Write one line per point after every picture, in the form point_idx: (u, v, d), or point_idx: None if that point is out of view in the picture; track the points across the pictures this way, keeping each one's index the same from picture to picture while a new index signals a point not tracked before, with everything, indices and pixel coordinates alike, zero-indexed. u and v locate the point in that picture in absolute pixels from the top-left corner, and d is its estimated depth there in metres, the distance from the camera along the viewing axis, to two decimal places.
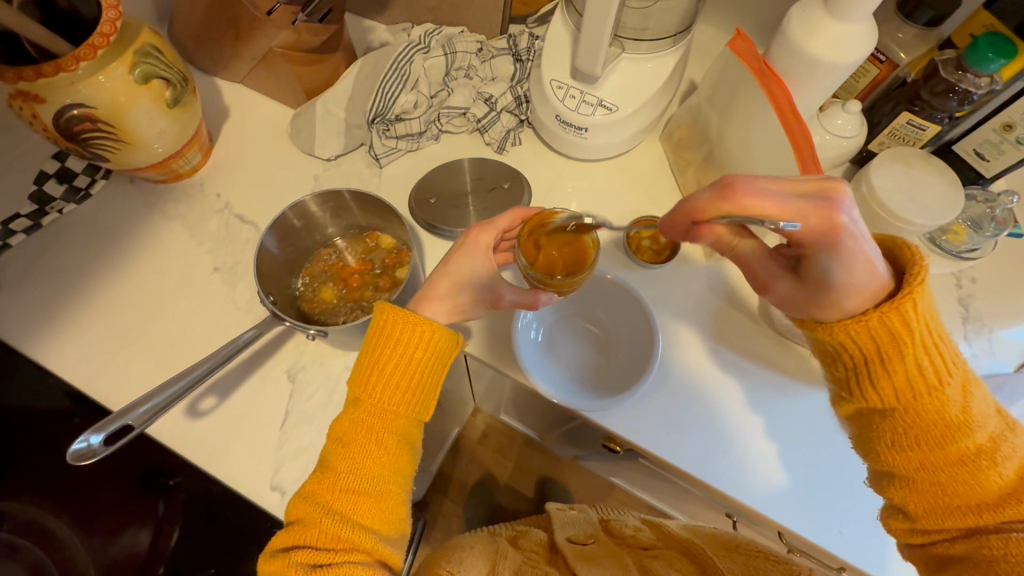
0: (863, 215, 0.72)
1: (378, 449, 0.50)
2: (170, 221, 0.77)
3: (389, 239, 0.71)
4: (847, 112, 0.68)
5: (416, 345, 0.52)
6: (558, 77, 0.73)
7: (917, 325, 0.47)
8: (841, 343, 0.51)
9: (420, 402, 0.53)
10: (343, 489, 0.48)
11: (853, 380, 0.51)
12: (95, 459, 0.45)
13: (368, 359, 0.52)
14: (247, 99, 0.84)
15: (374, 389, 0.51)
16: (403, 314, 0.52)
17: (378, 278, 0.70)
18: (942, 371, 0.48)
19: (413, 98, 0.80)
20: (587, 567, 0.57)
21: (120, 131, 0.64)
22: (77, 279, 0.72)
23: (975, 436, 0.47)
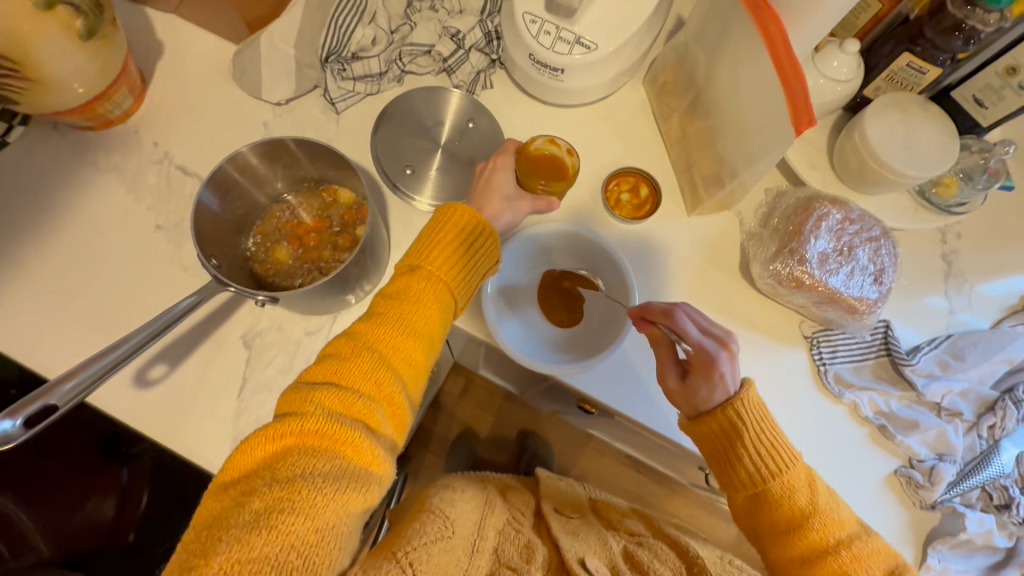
0: (853, 166, 0.68)
1: (422, 315, 0.50)
2: (104, 173, 0.69)
3: (348, 194, 0.65)
4: (843, 52, 0.63)
5: (472, 235, 0.55)
6: (532, 10, 0.66)
7: (738, 427, 0.53)
8: (701, 435, 0.55)
9: (454, 305, 0.54)
10: (384, 350, 0.47)
11: (722, 474, 0.55)
12: (14, 443, 0.39)
13: (427, 237, 0.54)
14: (182, 32, 0.74)
15: (425, 274, 0.52)
16: (469, 215, 0.56)
17: (337, 235, 0.65)
18: (780, 463, 0.52)
19: (371, 32, 0.70)
20: (570, 539, 0.58)
21: (28, 67, 0.56)
22: (1, 239, 0.65)
23: (824, 531, 0.50)
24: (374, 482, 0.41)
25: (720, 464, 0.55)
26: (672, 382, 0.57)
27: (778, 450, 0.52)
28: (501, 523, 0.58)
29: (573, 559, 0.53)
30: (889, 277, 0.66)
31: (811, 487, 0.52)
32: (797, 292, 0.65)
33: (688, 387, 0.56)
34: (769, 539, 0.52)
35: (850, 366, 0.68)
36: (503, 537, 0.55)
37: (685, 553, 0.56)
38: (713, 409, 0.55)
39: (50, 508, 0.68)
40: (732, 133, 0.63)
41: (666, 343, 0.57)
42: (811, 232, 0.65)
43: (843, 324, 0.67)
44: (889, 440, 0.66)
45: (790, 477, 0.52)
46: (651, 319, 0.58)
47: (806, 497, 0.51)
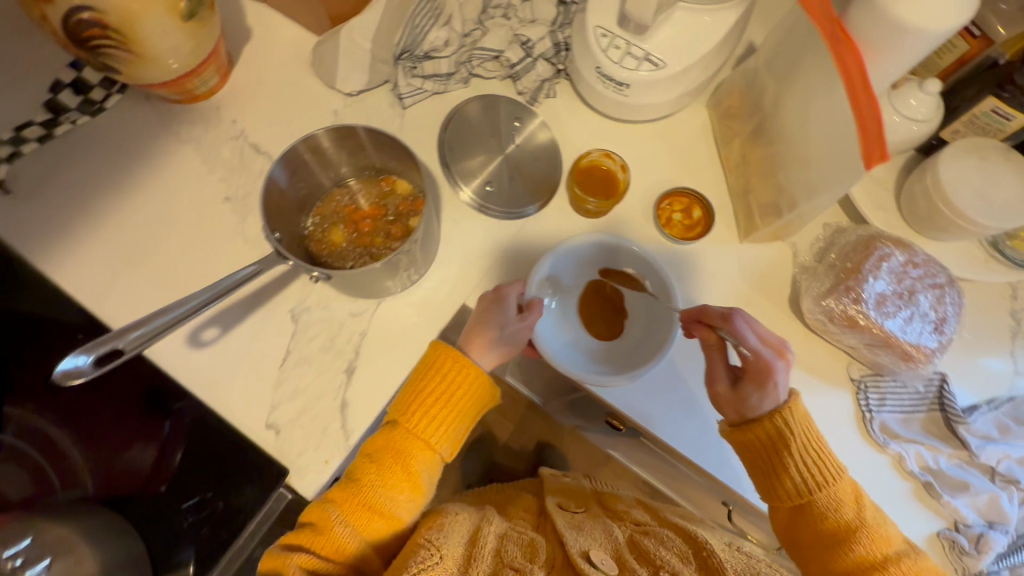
0: (922, 209, 0.65)
1: (399, 471, 0.56)
2: (184, 144, 0.74)
3: (405, 184, 0.68)
4: (922, 92, 0.61)
5: (462, 385, 0.58)
6: (604, 23, 0.66)
7: (787, 436, 0.54)
8: (746, 444, 0.55)
9: (476, 397, 0.59)
10: (409, 425, 0.57)
11: (767, 486, 0.55)
12: (82, 380, 0.42)
13: (416, 385, 0.58)
14: (269, 20, 0.79)
15: (436, 369, 0.58)
16: (455, 358, 0.59)
17: (391, 223, 0.67)
18: (826, 474, 0.53)
19: (444, 35, 0.72)
20: (575, 533, 0.59)
21: (133, 42, 0.60)
22: (88, 194, 0.71)
23: (868, 544, 0.51)
24: (410, 517, 0.57)
25: (764, 475, 0.55)
26: (719, 388, 0.57)
27: (823, 465, 0.53)
28: (502, 529, 0.57)
29: (576, 553, 0.54)
30: (951, 327, 0.63)
31: (857, 503, 0.52)
32: (849, 332, 0.63)
33: (739, 393, 0.56)
34: (813, 552, 0.52)
35: (898, 417, 0.65)
36: (504, 540, 0.55)
37: (692, 539, 0.57)
38: (758, 420, 0.55)
39: None
40: (795, 163, 0.62)
41: (718, 347, 0.58)
42: (870, 271, 0.63)
43: (894, 371, 0.64)
44: (934, 498, 0.62)
45: (835, 489, 0.53)
46: (707, 322, 0.58)
47: (850, 511, 0.52)
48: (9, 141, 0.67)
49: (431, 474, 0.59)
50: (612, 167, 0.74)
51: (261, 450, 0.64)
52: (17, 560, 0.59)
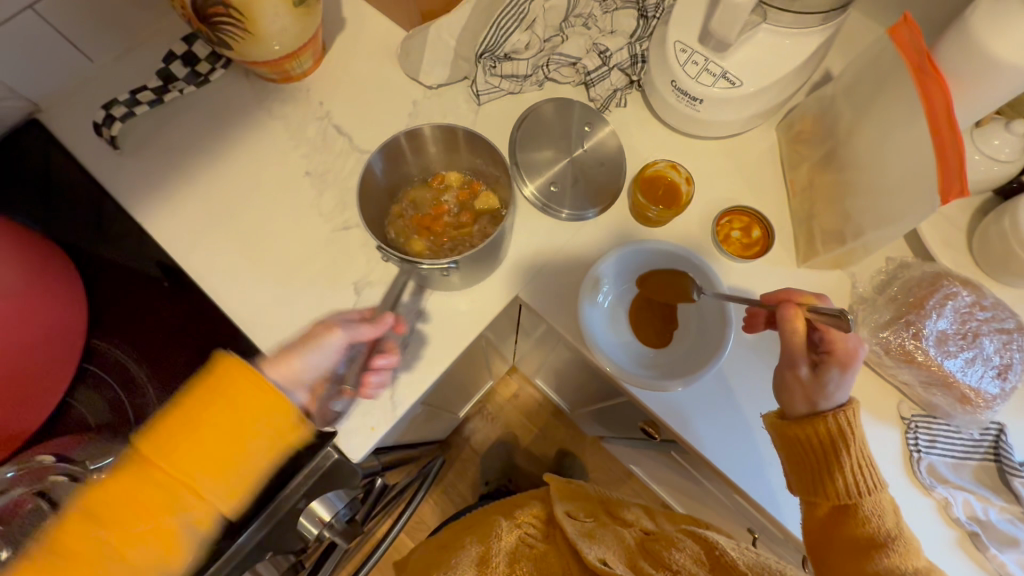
0: (996, 252, 0.64)
1: (152, 503, 0.43)
2: (275, 119, 0.79)
3: (455, 175, 0.74)
4: (1008, 132, 0.60)
5: (244, 395, 0.47)
6: (684, 39, 0.67)
7: (846, 438, 0.54)
8: (800, 439, 0.56)
9: (267, 408, 0.47)
10: (166, 466, 0.44)
11: (812, 485, 0.55)
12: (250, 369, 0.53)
13: (180, 424, 0.45)
14: (363, 13, 0.84)
15: (222, 396, 0.46)
16: (248, 373, 0.47)
17: (458, 215, 0.72)
18: (871, 482, 0.53)
19: (526, 38, 0.76)
20: (590, 541, 0.62)
21: (249, 22, 0.66)
22: (185, 155, 0.77)
23: (899, 557, 0.50)
24: None
25: (811, 474, 0.55)
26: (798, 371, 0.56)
27: (871, 472, 0.53)
28: (511, 545, 0.67)
29: (593, 557, 0.58)
30: (1015, 375, 0.61)
31: (898, 518, 0.52)
32: (904, 368, 0.62)
33: (819, 378, 0.55)
34: (844, 557, 0.52)
35: (948, 461, 0.63)
36: (515, 559, 0.65)
37: (703, 539, 0.60)
38: (820, 416, 0.55)
39: None
40: (865, 192, 0.62)
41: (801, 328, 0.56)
42: (933, 308, 0.62)
43: (949, 414, 0.62)
44: (979, 550, 0.60)
45: (878, 498, 0.53)
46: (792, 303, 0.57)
47: (890, 523, 0.52)
48: (125, 101, 0.74)
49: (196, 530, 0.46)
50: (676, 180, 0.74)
51: None
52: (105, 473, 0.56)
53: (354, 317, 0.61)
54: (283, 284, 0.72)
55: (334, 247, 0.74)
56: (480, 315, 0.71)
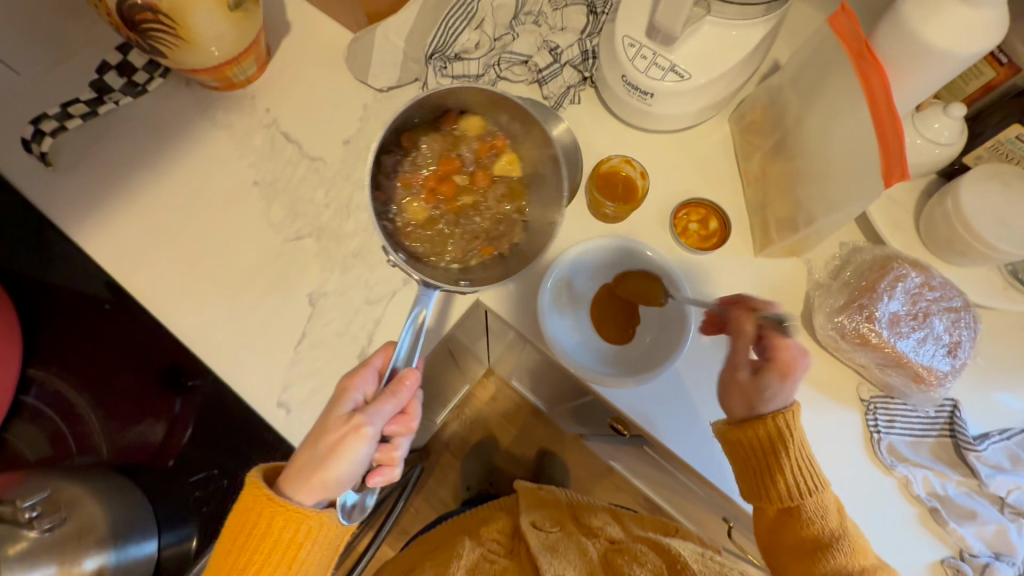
0: (941, 233, 0.65)
1: None
2: (218, 128, 0.76)
3: (478, 123, 0.62)
4: (947, 116, 0.62)
5: (280, 523, 0.50)
6: (632, 35, 0.67)
7: (783, 442, 0.58)
8: (742, 441, 0.59)
9: (320, 536, 0.51)
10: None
11: (758, 486, 0.59)
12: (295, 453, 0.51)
13: (234, 551, 0.51)
14: (307, 15, 0.81)
15: (254, 525, 0.50)
16: (267, 504, 0.49)
17: (469, 173, 0.63)
18: (813, 485, 0.57)
19: (476, 37, 0.75)
20: (552, 556, 0.62)
21: (181, 28, 0.63)
22: (124, 170, 0.73)
23: (845, 556, 0.55)
24: None
25: (757, 476, 0.59)
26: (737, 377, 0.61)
27: (811, 475, 0.57)
28: (472, 560, 0.64)
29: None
30: (965, 352, 0.63)
31: (839, 513, 0.57)
32: (860, 351, 0.63)
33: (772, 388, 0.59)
34: (792, 552, 0.57)
35: (907, 440, 0.64)
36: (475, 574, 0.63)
37: (665, 552, 0.61)
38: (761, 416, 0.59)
39: (116, 414, 0.70)
40: (815, 180, 0.63)
41: (749, 337, 0.61)
42: (885, 290, 0.63)
43: (905, 394, 0.63)
44: (939, 525, 0.62)
45: (819, 499, 0.57)
46: (749, 308, 0.62)
47: (831, 521, 0.56)
48: (55, 115, 0.70)
49: None
50: (631, 173, 0.74)
51: (270, 429, 0.66)
52: (34, 511, 0.59)
53: (363, 395, 0.52)
54: (235, 299, 0.70)
55: (286, 259, 0.71)
56: (441, 321, 0.70)
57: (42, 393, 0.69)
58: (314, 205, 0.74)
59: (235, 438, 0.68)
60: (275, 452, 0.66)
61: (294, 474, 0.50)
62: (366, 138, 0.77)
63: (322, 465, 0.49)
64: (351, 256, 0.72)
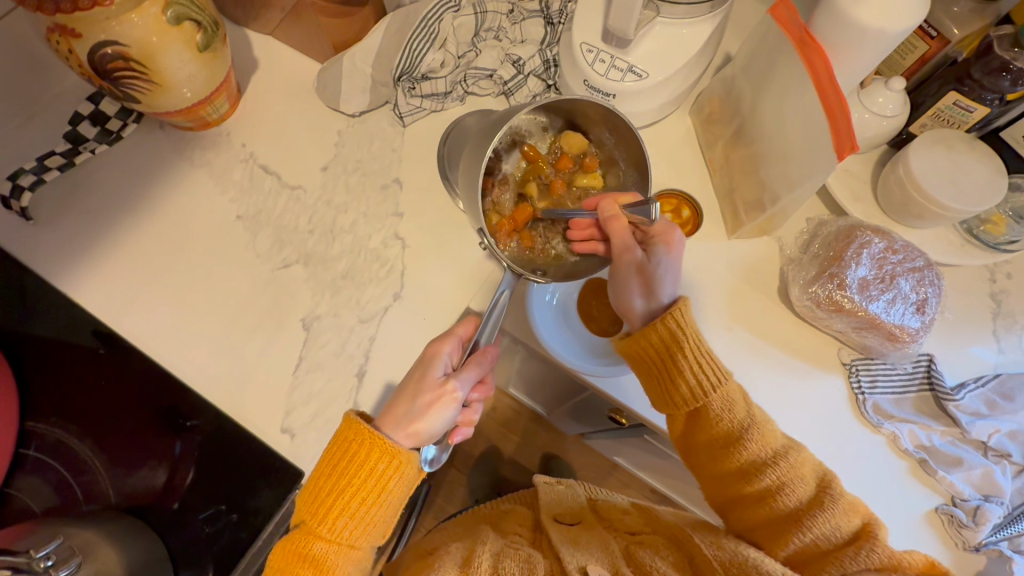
0: (897, 198, 0.69)
1: (300, 559, 0.51)
2: (195, 167, 0.77)
3: (581, 142, 0.70)
4: (889, 90, 0.66)
5: (372, 454, 0.51)
6: (589, 40, 0.70)
7: (674, 342, 0.57)
8: (641, 351, 0.59)
9: (406, 472, 0.52)
10: (316, 515, 0.51)
11: (665, 390, 0.59)
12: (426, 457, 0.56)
13: (322, 480, 0.52)
14: (275, 50, 0.83)
15: (349, 456, 0.52)
16: (367, 434, 0.52)
17: (548, 180, 0.71)
18: (715, 376, 0.57)
19: (441, 56, 0.78)
20: (574, 548, 0.57)
21: (153, 72, 0.65)
22: (107, 217, 0.74)
23: (755, 444, 0.55)
24: None
25: (661, 379, 0.59)
26: (634, 257, 0.61)
27: (712, 366, 0.57)
28: (497, 548, 0.59)
29: (574, 568, 0.54)
30: (932, 307, 0.66)
31: (746, 401, 0.57)
32: (836, 317, 0.66)
33: (669, 260, 0.60)
34: (708, 454, 0.58)
35: (890, 397, 0.67)
36: (504, 558, 0.57)
37: (685, 541, 0.58)
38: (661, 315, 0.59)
39: (115, 462, 0.68)
40: (777, 159, 0.66)
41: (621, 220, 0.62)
42: (852, 258, 0.67)
43: (883, 353, 0.67)
44: (930, 474, 0.65)
45: (724, 394, 0.57)
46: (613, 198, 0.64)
47: (738, 412, 0.56)
48: (32, 169, 0.71)
49: (358, 561, 0.53)
50: None
51: (276, 456, 0.67)
52: (50, 560, 0.58)
53: (450, 360, 0.55)
54: (230, 332, 0.71)
55: (277, 287, 0.72)
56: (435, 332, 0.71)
57: (41, 445, 0.68)
58: (299, 232, 0.75)
59: (237, 475, 0.67)
60: (282, 479, 0.67)
61: (389, 424, 0.53)
62: (344, 162, 0.79)
63: (415, 416, 0.53)
64: (341, 278, 0.73)
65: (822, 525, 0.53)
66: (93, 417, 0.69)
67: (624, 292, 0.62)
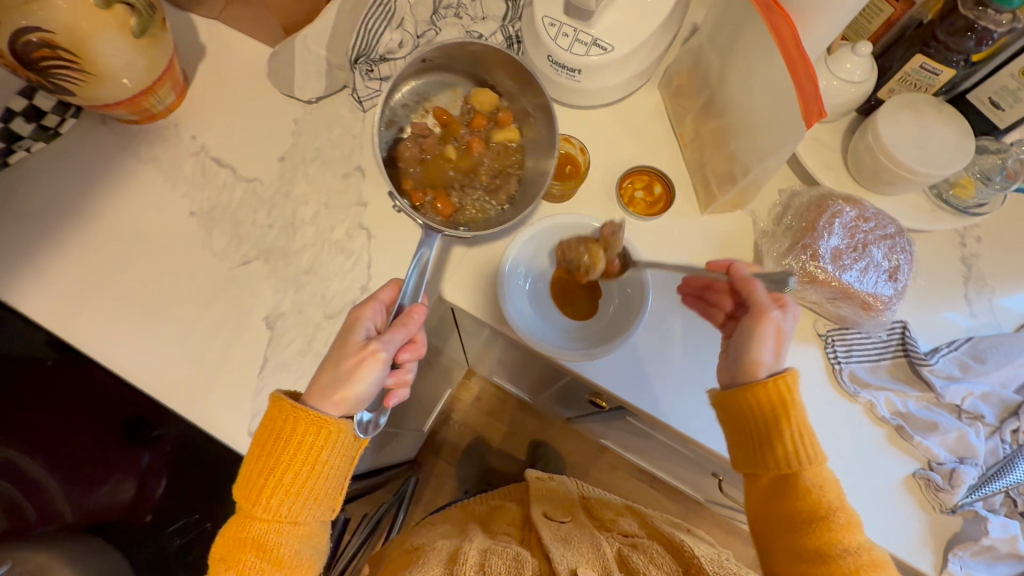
0: (867, 165, 0.69)
1: (240, 544, 0.48)
2: (143, 163, 0.73)
3: (490, 97, 0.74)
4: (856, 55, 0.65)
5: (298, 426, 0.49)
6: (551, 14, 0.68)
7: (786, 409, 0.55)
8: (745, 407, 0.57)
9: (338, 439, 0.50)
10: (254, 499, 0.49)
11: (755, 452, 0.57)
12: (374, 428, 0.52)
13: (255, 463, 0.49)
14: (222, 36, 0.78)
15: (280, 433, 0.49)
16: (291, 407, 0.49)
17: (465, 141, 0.73)
18: (813, 455, 0.55)
19: (398, 36, 0.73)
20: (563, 548, 0.56)
21: (85, 62, 0.60)
22: (48, 220, 0.69)
23: (844, 531, 0.52)
24: None
25: (752, 440, 0.57)
26: (774, 317, 0.57)
27: (814, 444, 0.55)
28: (484, 544, 0.58)
29: (563, 569, 0.52)
30: (904, 274, 0.66)
31: (838, 488, 0.54)
32: (810, 288, 0.65)
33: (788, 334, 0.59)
34: (787, 525, 0.54)
35: (866, 366, 0.67)
36: (487, 553, 0.56)
37: (680, 552, 0.55)
38: (766, 378, 0.57)
39: (75, 479, 0.66)
40: (745, 131, 0.65)
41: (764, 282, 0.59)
42: (824, 228, 0.66)
43: (857, 322, 0.67)
44: (906, 440, 0.65)
45: (815, 471, 0.55)
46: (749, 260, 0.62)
47: (829, 493, 0.53)
48: None
49: (307, 544, 0.50)
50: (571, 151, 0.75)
51: None
52: None
53: (374, 324, 0.53)
54: (189, 335, 0.67)
55: (237, 286, 0.69)
56: None
57: None
58: (257, 227, 0.72)
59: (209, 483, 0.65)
60: None
61: (314, 397, 0.50)
62: (302, 152, 0.75)
63: (341, 383, 0.49)
64: (304, 273, 0.70)
65: None
66: (49, 431, 0.65)
67: (752, 348, 0.58)
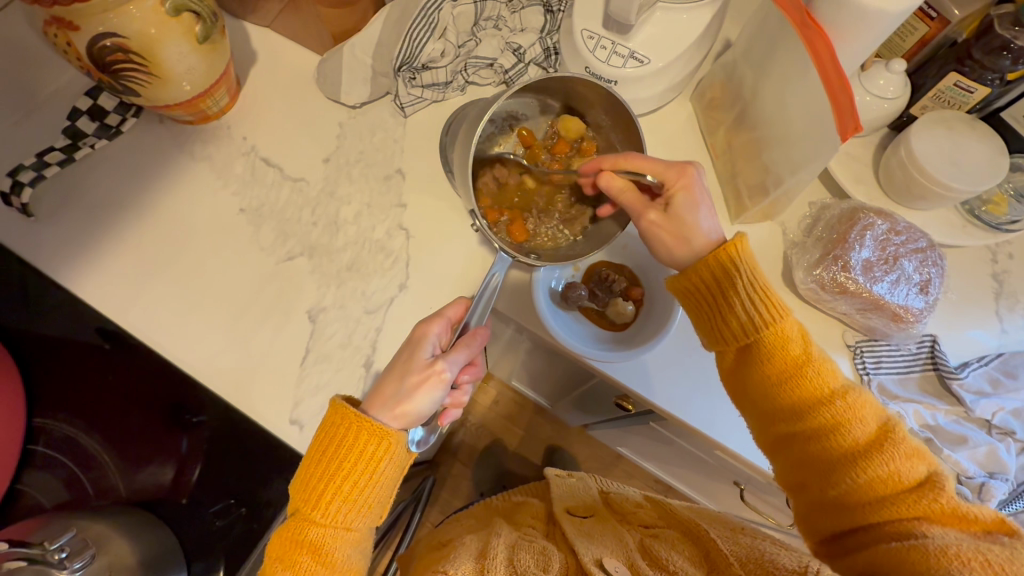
0: (899, 180, 0.70)
1: (296, 545, 0.50)
2: (197, 161, 0.77)
3: (579, 127, 0.72)
4: (889, 72, 0.66)
5: (359, 437, 0.51)
6: (590, 27, 0.70)
7: (724, 273, 0.56)
8: (695, 296, 0.58)
9: (395, 451, 0.52)
10: (310, 501, 0.51)
11: (725, 351, 0.57)
12: (427, 443, 0.57)
13: (313, 467, 0.51)
14: (273, 42, 0.82)
15: (339, 439, 0.51)
16: (353, 417, 0.51)
17: (546, 166, 0.73)
18: (777, 318, 0.54)
19: (441, 46, 0.76)
20: (589, 542, 0.57)
21: (152, 65, 0.64)
22: (108, 212, 0.73)
23: (822, 388, 0.52)
24: None
25: (714, 322, 0.57)
26: (649, 216, 0.60)
27: (766, 294, 0.55)
28: (511, 539, 0.60)
29: (590, 562, 0.53)
30: (936, 287, 0.67)
31: (804, 338, 0.54)
32: (840, 299, 0.66)
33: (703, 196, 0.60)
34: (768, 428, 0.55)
35: (894, 377, 0.67)
36: (515, 550, 0.57)
37: (700, 538, 0.57)
38: (708, 254, 0.58)
39: (124, 458, 0.69)
40: (778, 142, 0.66)
41: (632, 191, 0.61)
42: (856, 240, 0.67)
43: (887, 334, 0.67)
44: (936, 454, 0.64)
45: (780, 325, 0.54)
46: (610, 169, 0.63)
47: (794, 340, 0.54)
48: (33, 165, 0.70)
49: (355, 548, 0.52)
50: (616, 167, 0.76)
51: (287, 448, 0.67)
52: (63, 552, 0.59)
53: (439, 341, 0.55)
54: (236, 325, 0.71)
55: (282, 280, 0.72)
56: None
57: (50, 441, 0.68)
58: (301, 224, 0.75)
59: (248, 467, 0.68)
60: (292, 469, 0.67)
61: (376, 406, 0.53)
62: (346, 154, 0.78)
63: (404, 398, 0.52)
64: (345, 270, 0.73)
65: (888, 460, 0.49)
66: (104, 412, 0.69)
67: (664, 256, 0.61)
